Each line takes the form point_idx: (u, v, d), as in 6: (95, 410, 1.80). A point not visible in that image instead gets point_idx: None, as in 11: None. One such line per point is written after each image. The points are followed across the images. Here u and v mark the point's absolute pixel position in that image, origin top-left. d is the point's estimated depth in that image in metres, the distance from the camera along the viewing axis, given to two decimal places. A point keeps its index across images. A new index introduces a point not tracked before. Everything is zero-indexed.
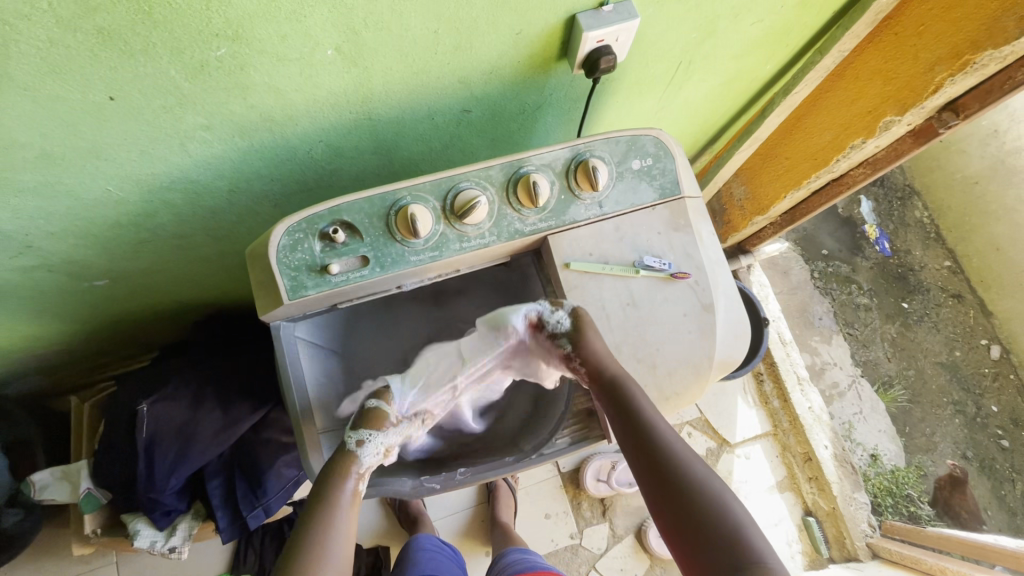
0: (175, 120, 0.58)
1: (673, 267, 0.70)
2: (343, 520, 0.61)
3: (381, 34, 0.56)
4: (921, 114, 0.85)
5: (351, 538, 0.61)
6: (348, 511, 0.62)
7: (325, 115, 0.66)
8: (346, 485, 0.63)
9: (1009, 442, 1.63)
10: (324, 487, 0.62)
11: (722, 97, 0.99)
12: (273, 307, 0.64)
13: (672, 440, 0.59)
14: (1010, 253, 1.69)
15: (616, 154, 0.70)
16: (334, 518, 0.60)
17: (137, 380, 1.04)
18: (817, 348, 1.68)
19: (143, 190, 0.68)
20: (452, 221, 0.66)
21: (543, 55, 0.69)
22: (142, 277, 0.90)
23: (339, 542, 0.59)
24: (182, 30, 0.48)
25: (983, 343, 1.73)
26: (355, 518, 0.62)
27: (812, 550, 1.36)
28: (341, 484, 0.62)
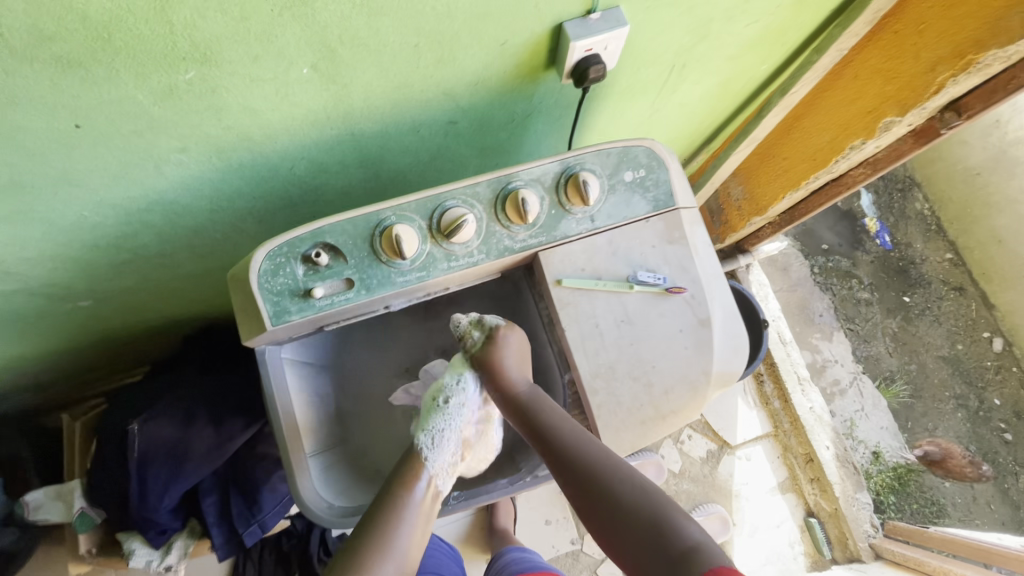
0: (148, 144, 0.56)
1: (668, 281, 0.68)
2: (411, 520, 0.61)
3: (359, 49, 0.54)
4: (922, 115, 0.83)
5: (415, 543, 0.61)
6: (417, 514, 0.62)
7: (305, 132, 0.64)
8: (416, 484, 0.64)
9: (1012, 435, 1.62)
10: (396, 486, 0.63)
11: (717, 98, 0.96)
12: (256, 333, 0.62)
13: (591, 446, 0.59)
14: (1011, 245, 1.66)
15: (607, 166, 0.67)
16: (403, 514, 0.61)
17: (129, 398, 1.03)
18: (818, 346, 1.66)
19: (121, 214, 0.66)
20: (439, 241, 0.64)
21: (530, 64, 0.67)
22: (127, 297, 0.88)
23: (402, 541, 0.59)
24: (146, 55, 0.46)
25: (985, 336, 1.72)
26: (423, 524, 0.62)
27: (815, 550, 1.36)
28: (412, 486, 0.63)
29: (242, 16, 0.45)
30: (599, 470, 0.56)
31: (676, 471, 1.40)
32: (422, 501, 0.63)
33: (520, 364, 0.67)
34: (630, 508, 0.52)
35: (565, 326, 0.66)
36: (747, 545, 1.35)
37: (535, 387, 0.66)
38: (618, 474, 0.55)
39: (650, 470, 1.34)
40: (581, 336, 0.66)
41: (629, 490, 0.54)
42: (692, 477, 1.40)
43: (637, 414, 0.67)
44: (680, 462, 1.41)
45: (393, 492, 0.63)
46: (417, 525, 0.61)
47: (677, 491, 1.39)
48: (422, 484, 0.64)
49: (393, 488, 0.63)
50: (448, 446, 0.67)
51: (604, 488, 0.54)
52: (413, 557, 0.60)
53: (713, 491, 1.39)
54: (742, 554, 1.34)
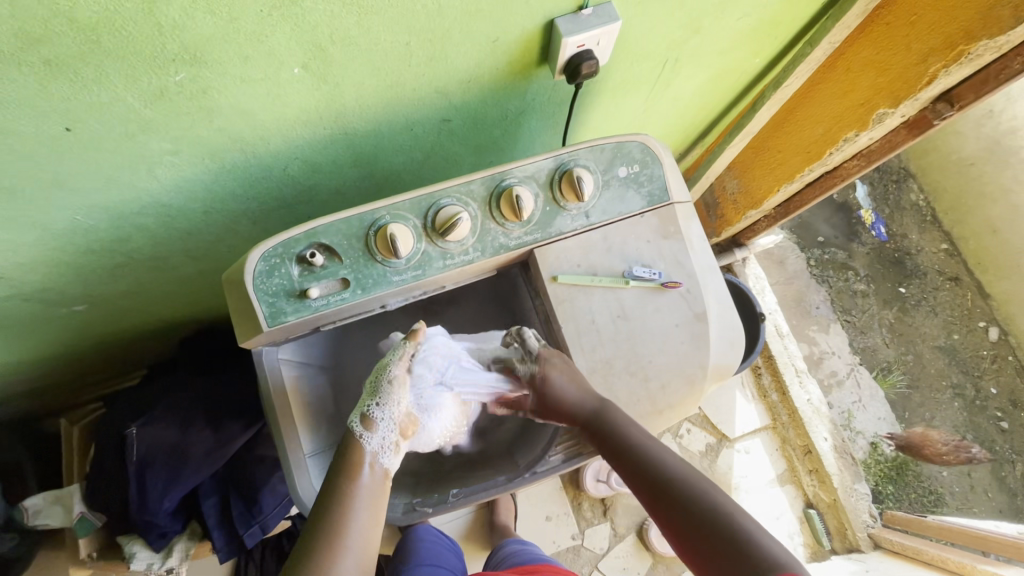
0: (140, 146, 0.56)
1: (664, 276, 0.68)
2: (362, 511, 0.57)
3: (350, 49, 0.54)
4: (915, 106, 0.83)
5: (373, 530, 0.57)
6: (367, 503, 0.58)
7: (298, 132, 0.63)
8: (360, 469, 0.59)
9: (1009, 423, 1.63)
10: (337, 476, 0.58)
11: (711, 92, 0.96)
12: (252, 335, 0.62)
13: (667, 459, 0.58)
14: (1006, 235, 1.67)
15: (601, 162, 0.67)
16: (351, 507, 0.57)
17: (126, 401, 1.02)
18: (815, 338, 1.67)
19: (114, 217, 0.66)
20: (434, 239, 0.64)
21: (522, 60, 0.66)
22: (122, 301, 0.88)
23: (356, 534, 0.55)
24: (135, 58, 0.45)
25: (981, 326, 1.72)
26: (376, 511, 0.58)
27: (814, 542, 1.36)
28: (354, 474, 0.58)
29: (231, 17, 0.45)
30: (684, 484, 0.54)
31: None
32: (370, 485, 0.59)
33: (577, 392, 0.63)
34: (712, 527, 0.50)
35: (561, 322, 0.66)
36: None
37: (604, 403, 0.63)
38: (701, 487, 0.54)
39: None
40: (578, 333, 0.66)
41: (711, 503, 0.52)
42: None
43: (635, 408, 0.67)
44: (679, 456, 1.42)
45: (336, 485, 0.58)
46: (372, 513, 0.58)
47: None
48: (365, 470, 0.59)
49: (336, 478, 0.58)
50: (387, 417, 0.61)
51: (682, 500, 0.53)
52: (371, 550, 0.57)
53: (713, 484, 1.39)
54: None
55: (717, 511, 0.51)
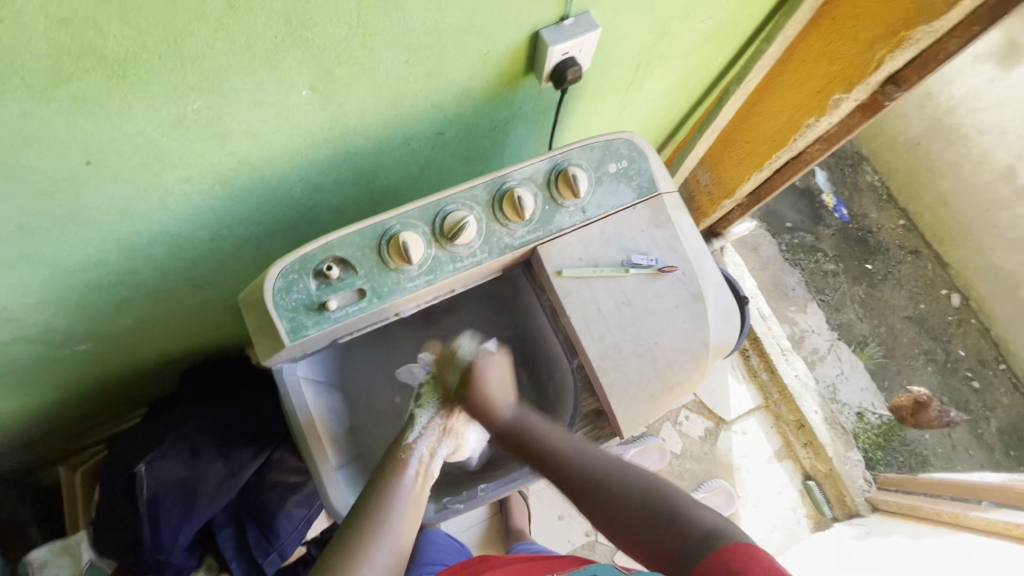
0: (154, 176, 0.57)
1: (660, 262, 0.72)
2: (402, 505, 0.64)
3: (353, 68, 0.57)
4: (867, 90, 0.90)
5: (410, 528, 0.64)
6: (407, 498, 0.65)
7: (304, 153, 0.66)
8: (406, 468, 0.67)
9: (979, 382, 1.74)
10: (385, 471, 0.67)
11: (679, 91, 1.03)
12: (274, 351, 0.63)
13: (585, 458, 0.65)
14: (956, 206, 1.79)
15: (592, 160, 0.72)
16: (393, 497, 0.64)
17: (131, 441, 1.01)
18: (794, 318, 1.75)
19: (123, 250, 0.67)
20: (444, 244, 0.67)
21: (510, 71, 0.71)
22: (124, 336, 0.87)
23: (395, 524, 0.63)
24: (158, 88, 0.48)
25: (944, 293, 1.83)
26: (414, 508, 0.66)
27: (816, 512, 1.42)
28: (400, 471, 0.67)
29: (248, 45, 0.48)
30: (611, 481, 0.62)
31: (678, 452, 1.45)
32: (413, 484, 0.67)
33: (500, 389, 0.73)
34: (644, 508, 0.58)
35: (570, 314, 0.70)
36: (753, 514, 1.40)
37: (518, 411, 0.72)
38: (621, 475, 0.62)
39: (653, 455, 1.39)
40: (586, 322, 0.70)
41: (639, 486, 0.60)
42: (694, 456, 1.45)
43: (646, 388, 0.71)
44: (680, 443, 1.46)
45: (383, 479, 0.66)
46: (409, 509, 0.65)
47: (681, 471, 1.43)
48: (411, 470, 0.68)
49: (386, 474, 0.66)
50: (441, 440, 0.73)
51: (605, 495, 0.61)
52: (407, 539, 0.63)
53: (715, 466, 1.44)
54: (750, 524, 1.39)
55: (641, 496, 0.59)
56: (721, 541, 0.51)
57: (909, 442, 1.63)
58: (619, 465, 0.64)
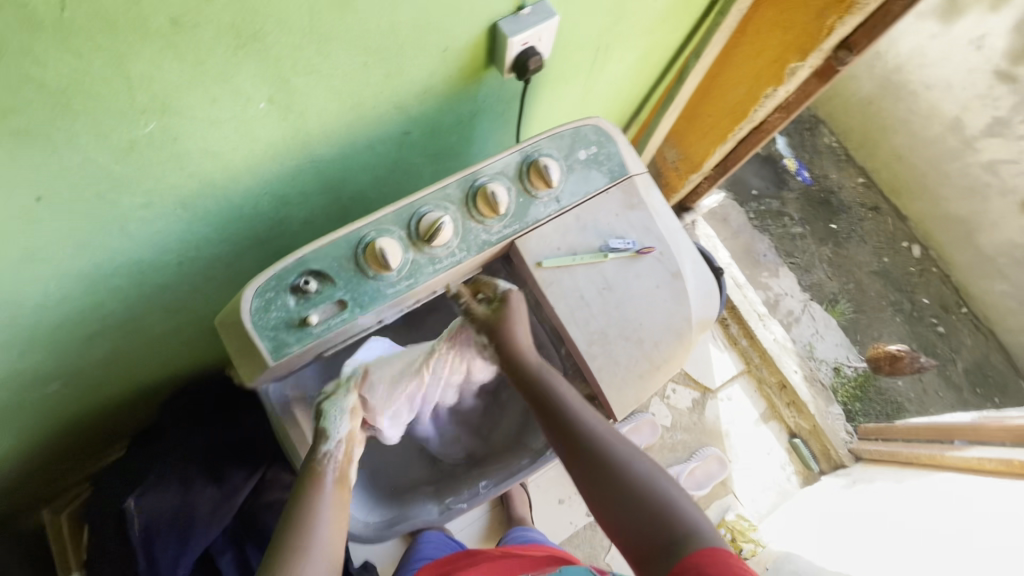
0: (112, 205, 0.55)
1: (637, 244, 0.73)
2: (326, 517, 0.61)
3: (311, 76, 0.55)
4: (821, 57, 0.92)
5: (339, 535, 0.61)
6: (332, 508, 0.62)
7: (267, 166, 0.64)
8: (325, 480, 0.63)
9: (944, 327, 1.83)
10: (303, 488, 0.62)
11: (639, 71, 1.03)
12: (258, 373, 0.62)
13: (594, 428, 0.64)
14: (910, 160, 1.84)
15: (562, 149, 0.72)
16: (318, 513, 0.60)
17: (116, 478, 0.97)
18: (767, 283, 1.80)
19: (87, 283, 0.64)
20: (421, 247, 0.66)
21: (471, 65, 0.70)
22: (96, 371, 0.84)
23: (324, 538, 0.59)
24: (107, 114, 0.45)
25: (905, 245, 1.91)
26: (341, 515, 0.63)
27: (804, 468, 1.47)
28: (320, 484, 0.63)
29: (198, 62, 0.46)
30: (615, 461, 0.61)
31: (669, 425, 1.48)
32: (335, 491, 0.64)
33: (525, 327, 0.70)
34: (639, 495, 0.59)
35: (554, 304, 0.70)
36: (745, 476, 1.45)
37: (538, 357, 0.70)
38: (629, 458, 0.61)
39: (645, 431, 1.42)
40: (570, 311, 0.70)
41: (637, 472, 0.60)
42: (684, 427, 1.48)
43: (636, 370, 0.72)
44: (670, 416, 1.49)
45: (302, 496, 0.62)
46: (338, 515, 0.62)
47: (673, 443, 1.46)
48: (331, 476, 0.64)
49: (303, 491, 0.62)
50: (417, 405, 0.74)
51: (609, 472, 0.61)
52: (338, 546, 0.61)
53: (706, 435, 1.48)
54: (743, 486, 1.44)
55: (642, 480, 0.60)
56: (697, 544, 0.54)
57: (884, 391, 1.70)
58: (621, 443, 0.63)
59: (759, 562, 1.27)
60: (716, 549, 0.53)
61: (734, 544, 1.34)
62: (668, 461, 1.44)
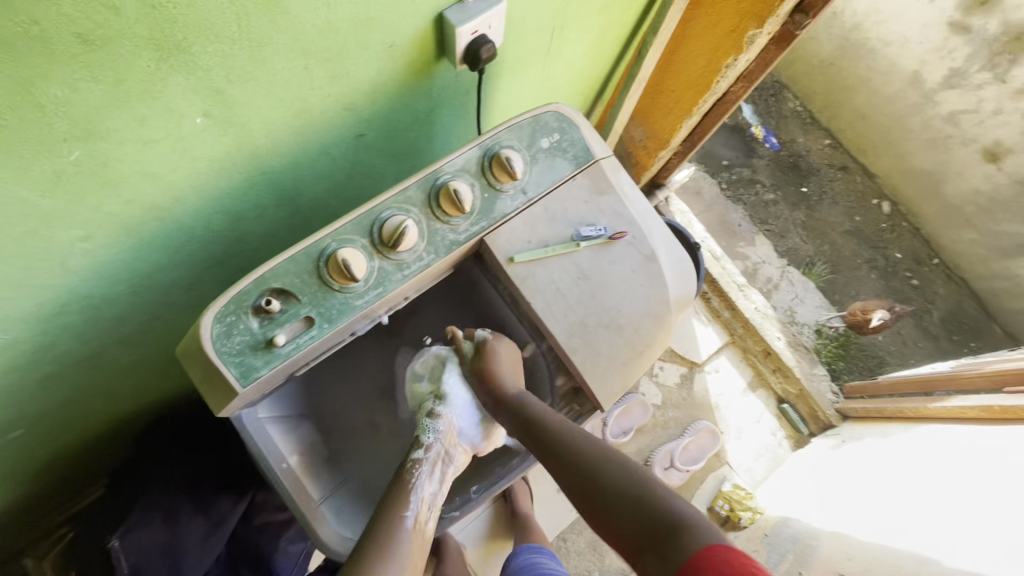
0: (46, 240, 0.51)
1: (609, 230, 0.71)
2: (405, 543, 0.60)
3: (249, 85, 0.52)
4: (778, 22, 0.91)
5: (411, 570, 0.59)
6: (411, 538, 0.61)
7: (214, 184, 0.61)
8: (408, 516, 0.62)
9: (918, 280, 1.86)
10: (390, 505, 0.63)
11: (598, 50, 1.01)
12: (227, 401, 0.59)
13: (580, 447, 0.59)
14: (874, 118, 1.86)
15: (523, 139, 0.70)
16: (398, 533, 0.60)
17: (97, 518, 0.93)
18: (745, 253, 1.81)
19: (33, 325, 0.60)
20: (386, 253, 0.64)
21: (421, 59, 0.67)
22: (62, 412, 0.80)
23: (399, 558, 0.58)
24: (24, 145, 0.42)
25: (875, 203, 1.93)
26: (419, 553, 0.61)
27: (794, 431, 1.50)
28: (405, 511, 0.62)
29: (117, 80, 0.42)
30: (601, 467, 0.56)
31: (659, 403, 1.48)
32: (415, 529, 0.62)
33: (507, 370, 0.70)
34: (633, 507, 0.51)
35: (529, 299, 0.69)
36: (738, 446, 1.47)
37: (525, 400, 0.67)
38: (619, 469, 0.55)
39: (636, 411, 1.42)
40: (547, 305, 0.69)
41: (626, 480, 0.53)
42: (675, 404, 1.49)
43: (618, 357, 0.70)
44: (660, 394, 1.49)
45: (388, 510, 0.62)
46: (416, 553, 0.60)
47: (665, 421, 1.47)
48: (413, 515, 0.63)
49: (391, 507, 0.62)
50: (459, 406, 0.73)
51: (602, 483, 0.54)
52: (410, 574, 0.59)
53: (696, 409, 1.49)
54: (736, 456, 1.46)
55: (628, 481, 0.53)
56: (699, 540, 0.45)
57: (867, 348, 1.73)
58: (606, 456, 0.57)
59: (758, 529, 1.28)
60: (713, 547, 0.44)
61: (732, 513, 1.35)
62: (662, 440, 1.45)
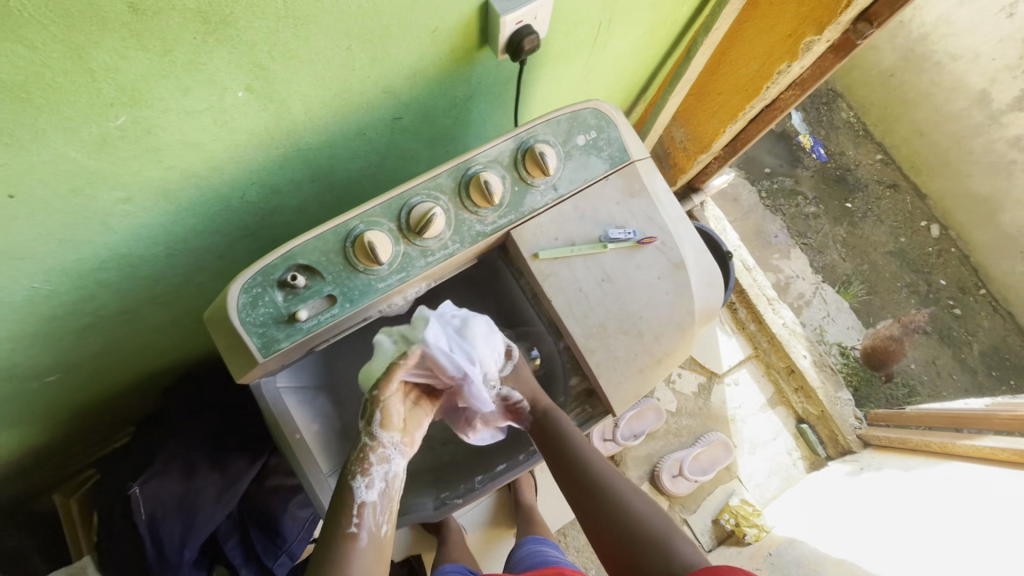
0: (90, 199, 0.53)
1: (639, 234, 0.70)
2: (360, 564, 0.58)
3: (292, 62, 0.52)
4: (839, 29, 0.86)
5: None
6: (365, 552, 0.59)
7: (252, 156, 0.62)
8: (353, 529, 0.59)
9: (960, 309, 1.78)
10: (332, 525, 0.59)
11: (646, 47, 0.98)
12: (247, 369, 0.61)
13: (597, 465, 0.68)
14: (932, 135, 1.77)
15: (560, 134, 0.69)
16: (348, 556, 0.57)
17: (121, 463, 0.98)
18: (779, 265, 1.75)
19: (75, 278, 0.63)
20: (412, 239, 0.64)
21: (463, 45, 0.66)
22: (96, 361, 0.84)
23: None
24: (72, 108, 0.43)
25: (923, 225, 1.84)
26: (377, 561, 0.59)
27: (811, 453, 1.46)
28: (345, 525, 0.59)
29: (165, 50, 0.43)
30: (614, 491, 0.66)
31: (674, 409, 1.46)
32: (368, 542, 0.59)
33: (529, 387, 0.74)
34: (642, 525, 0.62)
35: (550, 296, 0.68)
36: (751, 461, 1.44)
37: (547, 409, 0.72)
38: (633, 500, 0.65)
39: (649, 415, 1.40)
40: (567, 304, 0.68)
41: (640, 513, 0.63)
42: (689, 412, 1.46)
43: (635, 363, 0.69)
44: (675, 401, 1.47)
45: (331, 530, 0.59)
46: (372, 564, 0.59)
47: (678, 428, 1.45)
48: (363, 532, 0.59)
49: (333, 522, 0.59)
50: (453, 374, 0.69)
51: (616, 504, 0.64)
52: None
53: (711, 420, 1.46)
54: (747, 471, 1.43)
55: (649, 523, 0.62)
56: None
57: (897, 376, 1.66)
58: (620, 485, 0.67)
59: (761, 547, 1.25)
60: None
61: (737, 528, 1.33)
62: (672, 447, 1.43)
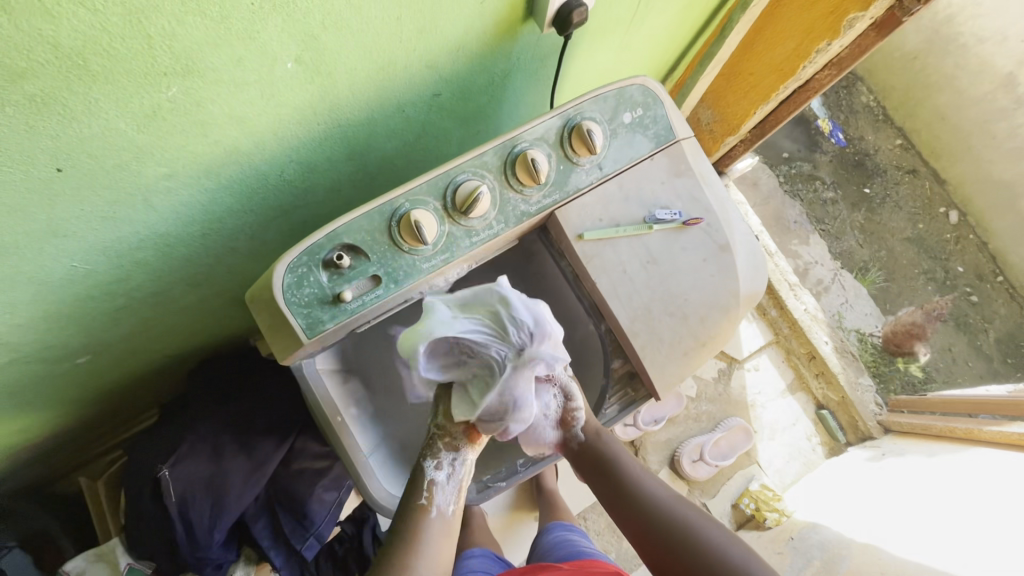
0: (135, 175, 0.52)
1: (684, 215, 0.68)
2: (431, 538, 0.62)
3: (342, 32, 0.50)
4: (883, 5, 0.84)
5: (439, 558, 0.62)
6: (437, 528, 0.63)
7: (294, 132, 0.60)
8: (425, 506, 0.63)
9: (977, 296, 1.76)
10: (408, 500, 0.64)
11: (681, 24, 0.96)
12: (292, 350, 0.60)
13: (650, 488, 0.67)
14: (955, 120, 1.75)
15: (606, 111, 0.67)
16: (421, 532, 0.62)
17: (149, 445, 0.98)
18: (798, 251, 1.75)
19: (112, 257, 0.61)
20: (457, 218, 0.63)
21: (509, 18, 0.64)
22: (126, 343, 0.83)
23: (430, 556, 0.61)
24: (125, 76, 0.42)
25: (942, 211, 1.82)
26: (446, 538, 0.64)
27: (830, 438, 1.46)
28: (418, 501, 0.63)
29: (221, 16, 0.42)
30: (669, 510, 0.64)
31: (693, 395, 1.46)
32: (439, 517, 0.64)
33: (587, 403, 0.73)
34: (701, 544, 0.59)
35: (595, 278, 0.67)
36: (770, 447, 1.44)
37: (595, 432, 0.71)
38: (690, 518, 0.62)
39: (671, 400, 1.39)
40: (612, 286, 0.67)
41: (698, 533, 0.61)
42: (709, 398, 1.46)
43: (679, 346, 0.68)
44: (695, 386, 1.46)
45: (406, 505, 0.64)
46: (443, 541, 0.63)
47: (697, 414, 1.45)
48: (433, 506, 0.64)
49: (407, 497, 0.64)
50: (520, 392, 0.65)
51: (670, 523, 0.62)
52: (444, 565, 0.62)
53: (730, 406, 1.46)
54: (767, 456, 1.43)
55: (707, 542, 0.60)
56: None
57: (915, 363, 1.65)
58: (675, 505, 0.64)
59: (783, 531, 1.25)
60: None
61: (757, 513, 1.32)
62: (692, 432, 1.43)
